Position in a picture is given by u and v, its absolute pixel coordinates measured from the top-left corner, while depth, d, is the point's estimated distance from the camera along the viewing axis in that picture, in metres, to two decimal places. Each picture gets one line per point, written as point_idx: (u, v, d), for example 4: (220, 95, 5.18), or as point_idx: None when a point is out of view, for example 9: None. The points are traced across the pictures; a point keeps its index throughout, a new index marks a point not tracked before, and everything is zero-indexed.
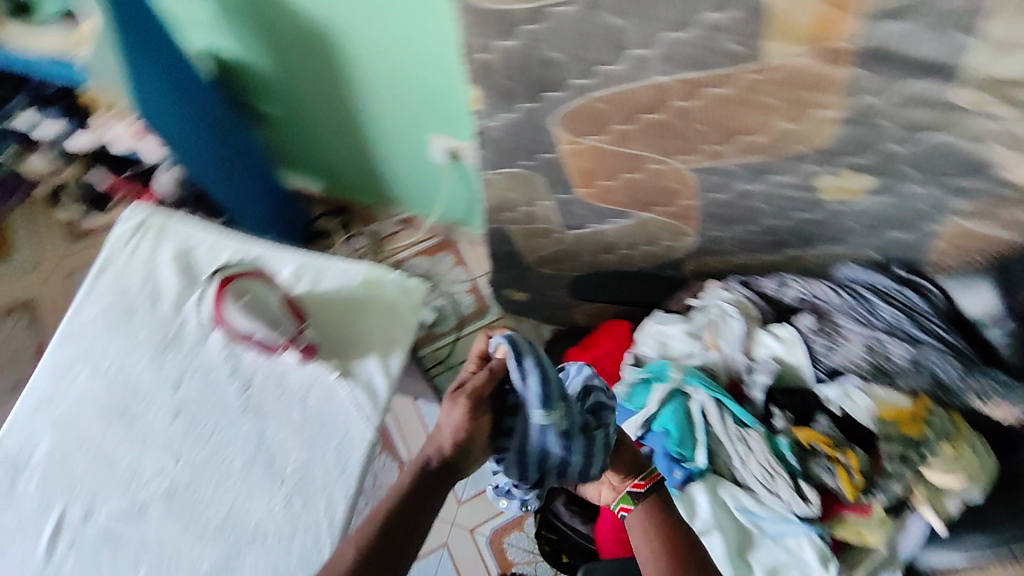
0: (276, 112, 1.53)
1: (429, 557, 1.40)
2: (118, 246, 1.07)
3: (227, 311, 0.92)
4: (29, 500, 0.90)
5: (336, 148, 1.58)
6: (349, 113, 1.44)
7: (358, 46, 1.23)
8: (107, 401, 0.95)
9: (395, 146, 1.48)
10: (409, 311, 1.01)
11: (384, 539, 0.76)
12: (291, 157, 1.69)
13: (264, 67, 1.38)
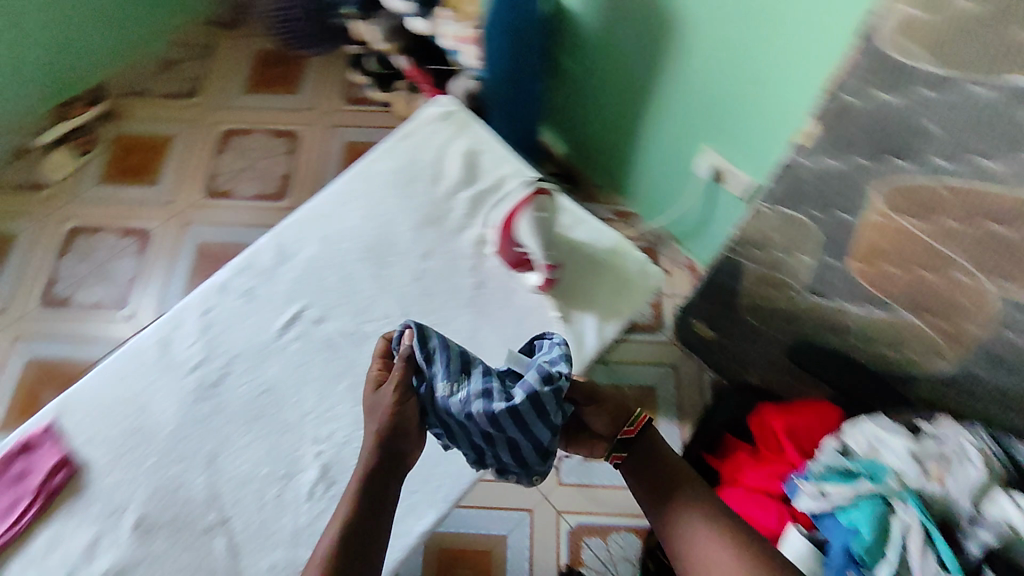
0: (568, 74, 1.57)
1: (511, 512, 1.46)
2: (425, 120, 1.18)
3: (521, 211, 1.01)
4: (282, 286, 1.04)
5: (601, 128, 1.60)
6: (639, 103, 1.44)
7: (696, 39, 1.21)
8: (369, 242, 1.07)
9: (663, 151, 1.48)
10: (640, 294, 1.01)
11: (364, 520, 0.74)
12: (554, 111, 1.72)
13: (589, 23, 1.40)
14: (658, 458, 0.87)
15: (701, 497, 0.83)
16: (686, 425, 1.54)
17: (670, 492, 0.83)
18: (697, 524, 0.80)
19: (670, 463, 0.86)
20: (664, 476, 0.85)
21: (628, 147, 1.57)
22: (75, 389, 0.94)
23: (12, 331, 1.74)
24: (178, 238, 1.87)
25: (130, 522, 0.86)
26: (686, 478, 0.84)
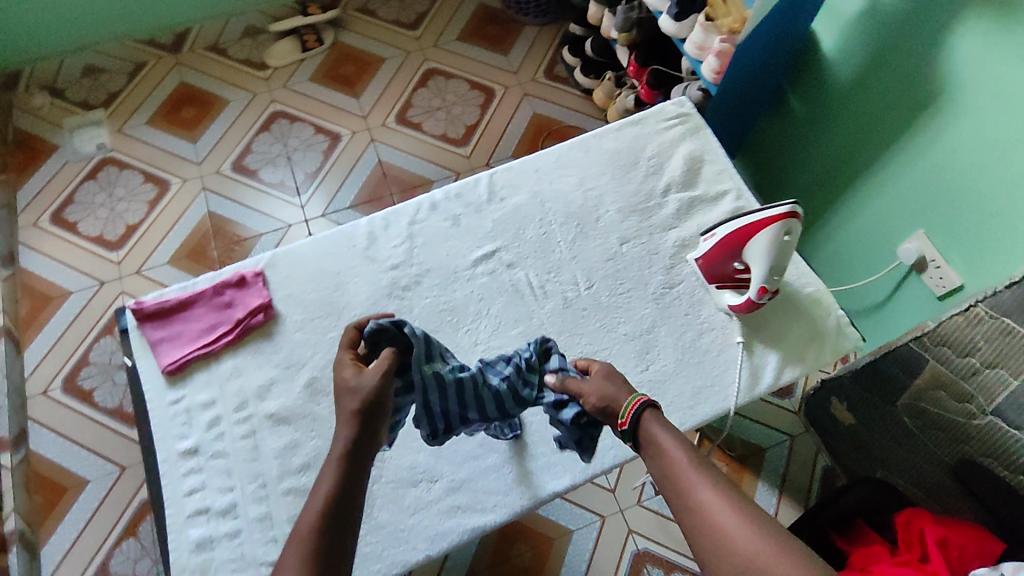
0: (791, 116, 1.49)
1: (581, 512, 1.38)
2: (660, 113, 1.16)
3: (764, 227, 0.91)
4: (485, 222, 1.07)
5: (801, 181, 1.51)
6: (857, 171, 1.35)
7: (962, 132, 1.12)
8: (572, 209, 1.08)
9: (861, 226, 1.37)
10: (829, 351, 0.98)
11: (335, 501, 0.68)
12: (752, 150, 1.65)
13: (838, 80, 1.33)
14: (669, 448, 0.70)
15: (722, 480, 0.66)
16: (784, 499, 1.45)
17: (686, 482, 0.67)
18: (722, 510, 0.63)
19: (678, 450, 0.69)
20: (676, 465, 0.68)
21: (820, 210, 1.48)
22: (290, 249, 1.03)
23: (201, 181, 1.88)
24: (362, 150, 1.94)
25: (305, 380, 0.93)
26: (698, 464, 0.67)
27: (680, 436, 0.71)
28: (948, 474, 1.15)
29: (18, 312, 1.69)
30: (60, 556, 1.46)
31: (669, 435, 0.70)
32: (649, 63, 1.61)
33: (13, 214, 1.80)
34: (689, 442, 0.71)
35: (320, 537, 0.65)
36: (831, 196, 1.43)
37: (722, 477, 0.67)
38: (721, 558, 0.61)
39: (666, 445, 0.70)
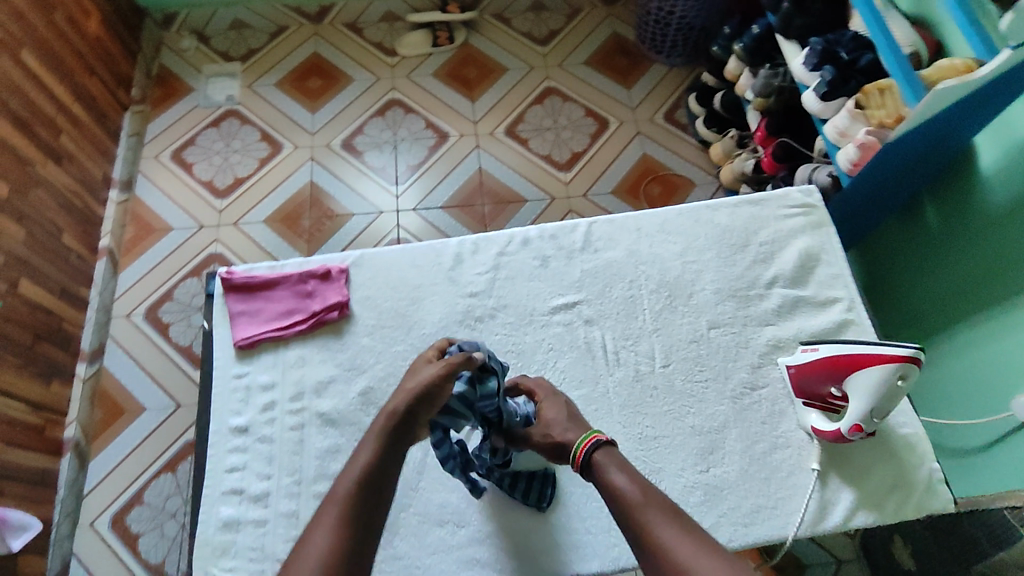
0: (921, 226, 1.35)
1: None
2: (783, 198, 1.10)
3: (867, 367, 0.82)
4: (574, 270, 1.03)
5: (917, 297, 1.36)
6: (982, 302, 1.20)
7: None
8: (666, 280, 1.03)
9: (971, 362, 1.21)
10: (912, 507, 0.89)
11: (374, 478, 0.68)
12: (871, 253, 1.52)
13: (989, 204, 1.19)
14: (621, 484, 0.70)
15: (675, 513, 0.66)
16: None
17: (639, 517, 0.66)
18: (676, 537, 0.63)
19: (631, 484, 0.70)
20: (630, 499, 0.68)
21: (929, 331, 1.33)
22: (376, 252, 1.03)
23: (311, 151, 1.94)
24: (465, 154, 1.95)
25: (361, 387, 0.93)
26: (648, 498, 0.68)
27: (631, 473, 0.72)
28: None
29: (123, 236, 1.80)
30: (104, 473, 1.54)
31: (621, 470, 0.72)
32: (779, 134, 1.53)
33: (139, 142, 1.91)
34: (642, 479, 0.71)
35: (355, 507, 0.65)
36: (948, 321, 1.28)
37: (676, 510, 0.67)
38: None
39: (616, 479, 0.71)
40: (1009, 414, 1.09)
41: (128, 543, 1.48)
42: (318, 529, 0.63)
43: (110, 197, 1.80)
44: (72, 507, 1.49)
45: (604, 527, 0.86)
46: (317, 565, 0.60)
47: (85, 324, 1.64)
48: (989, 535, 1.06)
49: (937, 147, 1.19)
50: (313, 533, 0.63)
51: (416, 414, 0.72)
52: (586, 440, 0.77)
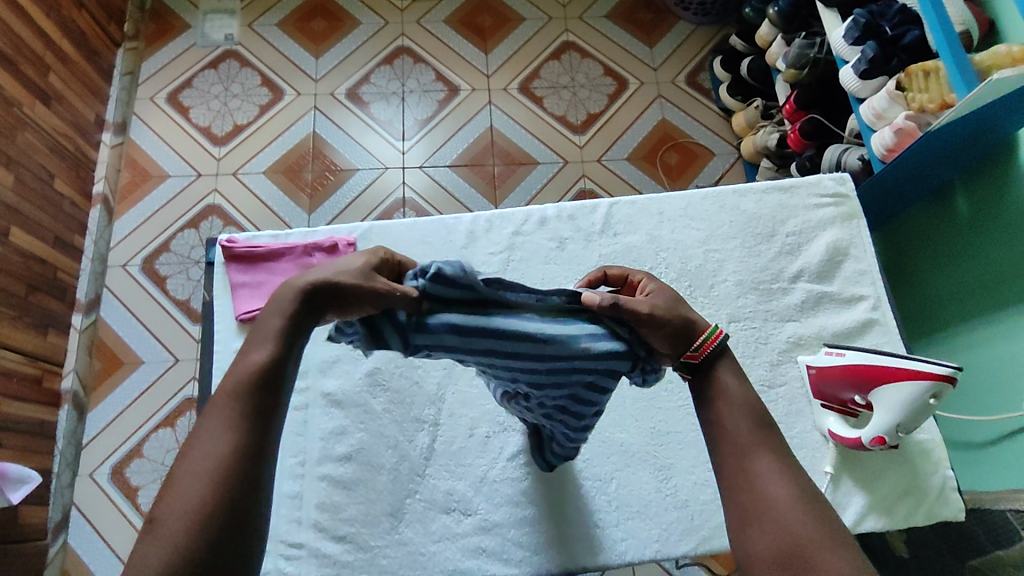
0: (949, 211, 1.26)
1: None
2: (815, 185, 1.04)
3: (900, 383, 0.78)
4: (591, 255, 0.99)
5: (936, 286, 1.29)
6: (1007, 299, 1.13)
7: None
8: (687, 269, 0.99)
9: (989, 358, 1.16)
10: (922, 513, 0.88)
11: (274, 370, 0.53)
12: (893, 242, 1.45)
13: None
14: (730, 393, 0.61)
15: (780, 446, 0.58)
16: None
17: (739, 434, 0.58)
18: (774, 473, 0.55)
19: (744, 395, 0.61)
20: (735, 414, 0.60)
21: (948, 321, 1.27)
22: (387, 225, 0.99)
23: (314, 99, 1.83)
24: (476, 110, 1.84)
25: (368, 368, 0.91)
26: (758, 421, 0.59)
27: (746, 387, 0.62)
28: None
29: (118, 181, 1.72)
30: (102, 425, 1.52)
31: (740, 380, 0.62)
32: (809, 109, 1.45)
33: (133, 82, 1.81)
34: (755, 397, 0.61)
35: (251, 405, 0.51)
36: (966, 313, 1.22)
37: (781, 443, 0.58)
38: (762, 521, 0.53)
39: (727, 386, 0.61)
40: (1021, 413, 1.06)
41: (127, 495, 1.47)
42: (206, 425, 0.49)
43: (104, 139, 1.71)
44: (71, 457, 1.48)
45: (613, 520, 0.86)
46: (203, 477, 0.47)
47: (80, 273, 1.59)
48: (992, 535, 1.06)
49: (975, 137, 1.11)
50: (203, 430, 0.49)
51: (325, 306, 0.55)
52: (712, 336, 0.61)
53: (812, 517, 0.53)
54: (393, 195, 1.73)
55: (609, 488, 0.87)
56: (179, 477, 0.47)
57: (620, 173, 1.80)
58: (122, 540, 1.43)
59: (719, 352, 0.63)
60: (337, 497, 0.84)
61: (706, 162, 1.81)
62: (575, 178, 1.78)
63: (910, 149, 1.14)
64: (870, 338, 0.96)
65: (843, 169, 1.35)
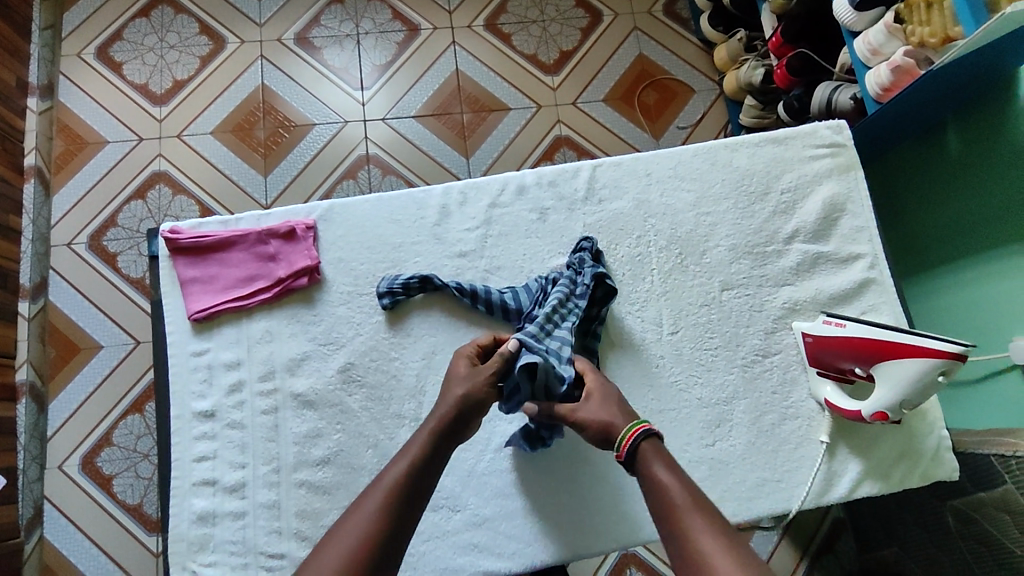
0: (938, 150, 1.13)
1: (613, 559, 1.21)
2: (811, 134, 0.97)
3: (916, 362, 0.76)
4: (575, 225, 0.93)
5: (922, 228, 1.18)
6: (995, 241, 1.03)
7: None
8: (675, 238, 0.93)
9: (972, 300, 1.07)
10: (917, 476, 0.87)
11: (415, 474, 0.65)
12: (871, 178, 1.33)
13: (1004, 150, 1.00)
14: (665, 481, 0.64)
15: (720, 525, 0.60)
16: (785, 538, 1.27)
17: (683, 521, 0.60)
18: (723, 561, 0.56)
19: (673, 481, 0.64)
20: (675, 501, 0.62)
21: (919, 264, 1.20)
22: (349, 202, 0.91)
23: (260, 47, 1.59)
24: (440, 52, 1.62)
25: (339, 365, 0.85)
26: (698, 509, 0.61)
27: (677, 470, 0.65)
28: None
29: (51, 152, 1.50)
30: (67, 415, 1.38)
31: (668, 467, 0.65)
32: (797, 44, 1.32)
33: (57, 37, 1.56)
34: (689, 480, 0.65)
35: (395, 502, 0.63)
36: (955, 256, 1.11)
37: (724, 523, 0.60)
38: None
39: (664, 475, 0.64)
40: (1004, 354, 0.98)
41: (101, 485, 1.35)
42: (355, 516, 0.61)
43: (30, 105, 1.48)
44: (37, 450, 1.35)
45: (606, 507, 0.83)
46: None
47: (22, 256, 1.40)
48: (974, 477, 0.94)
49: (957, 87, 1.03)
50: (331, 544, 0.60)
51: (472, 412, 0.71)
52: (631, 430, 0.68)
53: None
54: (355, 151, 1.55)
55: (602, 469, 0.84)
56: (324, 556, 0.58)
57: (599, 117, 1.62)
58: (103, 532, 1.33)
59: (645, 439, 0.68)
60: (318, 503, 0.81)
61: (685, 100, 1.64)
62: (549, 124, 1.60)
63: (889, 107, 1.07)
64: (868, 297, 0.92)
65: (834, 111, 1.23)
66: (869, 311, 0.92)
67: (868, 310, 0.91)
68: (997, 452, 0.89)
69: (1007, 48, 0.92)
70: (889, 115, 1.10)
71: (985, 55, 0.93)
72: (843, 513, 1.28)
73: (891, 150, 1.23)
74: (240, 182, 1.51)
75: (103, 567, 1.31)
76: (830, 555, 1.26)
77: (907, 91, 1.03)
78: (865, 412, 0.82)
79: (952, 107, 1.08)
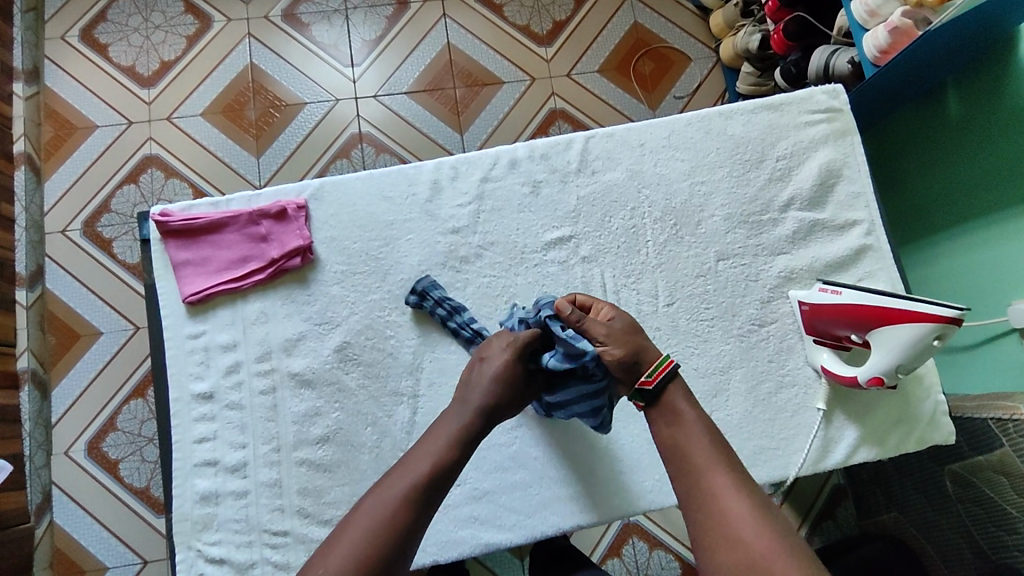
0: (939, 113, 1.11)
1: (616, 528, 1.23)
2: (806, 100, 0.95)
3: (913, 328, 0.76)
4: (569, 198, 0.92)
5: (922, 193, 1.16)
6: (992, 207, 1.02)
7: None
8: (669, 209, 0.92)
9: (970, 265, 1.07)
10: (913, 440, 0.87)
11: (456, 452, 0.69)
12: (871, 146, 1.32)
13: (1003, 112, 0.99)
14: (681, 420, 0.69)
15: (735, 468, 0.64)
16: (785, 506, 1.28)
17: (699, 461, 0.65)
18: (733, 500, 0.61)
19: (694, 419, 0.68)
20: (692, 440, 0.66)
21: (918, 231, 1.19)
22: (339, 180, 0.90)
23: (247, 25, 1.56)
24: (430, 25, 1.59)
25: (335, 343, 0.85)
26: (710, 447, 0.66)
27: (694, 407, 0.70)
28: (970, 550, 0.95)
29: (41, 138, 1.49)
30: (71, 401, 1.39)
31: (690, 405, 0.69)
32: (794, 7, 1.28)
33: (39, 20, 1.53)
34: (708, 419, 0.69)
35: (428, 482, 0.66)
36: (955, 221, 1.10)
37: (736, 462, 0.65)
38: (728, 551, 0.59)
39: (686, 413, 0.69)
40: (1003, 319, 0.98)
41: (108, 469, 1.37)
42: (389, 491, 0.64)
43: (16, 90, 1.46)
44: (42, 437, 1.36)
45: (604, 477, 0.84)
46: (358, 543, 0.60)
47: (16, 244, 1.39)
48: (972, 440, 0.94)
49: (952, 53, 1.01)
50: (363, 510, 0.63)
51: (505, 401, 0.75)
52: (660, 365, 0.71)
53: (774, 534, 0.58)
54: (347, 130, 1.53)
55: (603, 439, 0.85)
56: (355, 527, 0.62)
57: (594, 88, 1.59)
58: (112, 515, 1.35)
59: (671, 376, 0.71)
60: (318, 480, 0.82)
61: (683, 69, 1.61)
62: (544, 98, 1.58)
63: (883, 76, 1.06)
64: (864, 265, 0.91)
65: (832, 75, 1.21)
66: (865, 278, 0.91)
67: (864, 278, 0.91)
68: (995, 415, 0.89)
69: (1000, 10, 0.91)
70: (883, 83, 1.08)
71: (978, 18, 0.92)
72: (843, 480, 1.29)
73: (890, 115, 1.22)
74: (232, 164, 1.49)
75: (114, 549, 1.33)
76: (830, 521, 1.28)
77: (899, 60, 1.01)
78: (864, 376, 0.81)
79: (951, 71, 1.06)
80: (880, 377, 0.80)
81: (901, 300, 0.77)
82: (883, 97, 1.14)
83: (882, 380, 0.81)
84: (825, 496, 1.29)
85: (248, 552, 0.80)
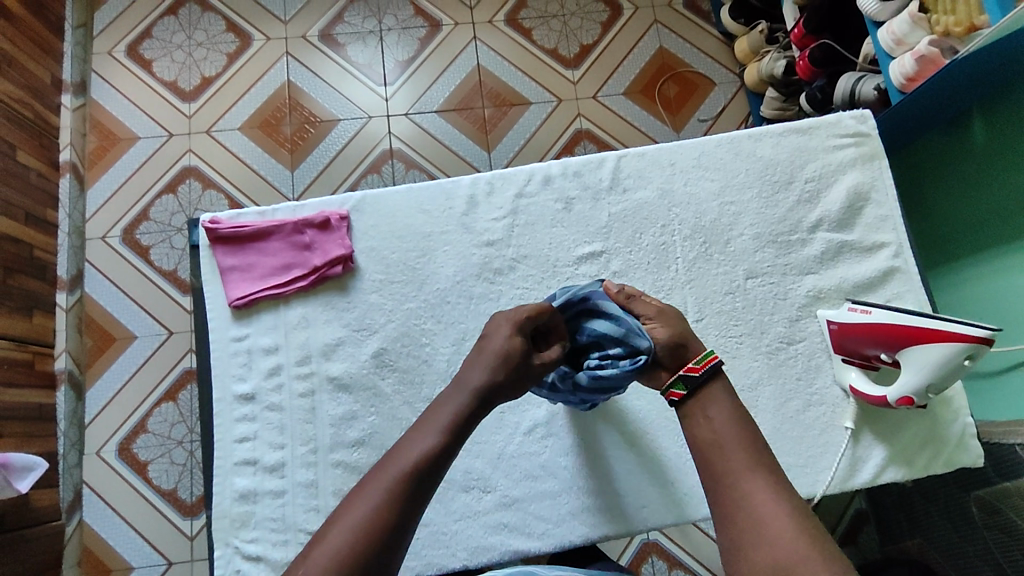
0: (964, 143, 1.12)
1: (635, 544, 1.24)
2: (834, 124, 0.97)
3: (942, 345, 0.78)
4: (601, 214, 0.95)
5: (945, 220, 1.17)
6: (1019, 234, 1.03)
7: None
8: (699, 227, 0.95)
9: (997, 293, 1.07)
10: (941, 462, 0.87)
11: (437, 451, 0.64)
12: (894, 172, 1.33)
13: None
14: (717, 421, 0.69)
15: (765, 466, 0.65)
16: None
17: (730, 462, 0.66)
18: (763, 498, 0.62)
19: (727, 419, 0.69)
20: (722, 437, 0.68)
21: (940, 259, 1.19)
22: (379, 193, 0.93)
23: (285, 44, 1.62)
24: (460, 47, 1.64)
25: (372, 349, 0.88)
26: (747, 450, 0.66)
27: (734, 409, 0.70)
28: None
29: (85, 147, 1.55)
30: (104, 402, 1.42)
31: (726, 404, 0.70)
32: (820, 34, 1.31)
33: (89, 35, 1.61)
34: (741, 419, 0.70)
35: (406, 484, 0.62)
36: (978, 249, 1.11)
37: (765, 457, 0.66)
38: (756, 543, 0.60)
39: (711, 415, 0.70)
40: None
41: (137, 471, 1.39)
42: (352, 511, 0.60)
43: (64, 102, 1.52)
44: (76, 436, 1.39)
45: (632, 489, 0.85)
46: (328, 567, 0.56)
47: (57, 249, 1.44)
48: (998, 465, 0.94)
49: (974, 83, 1.03)
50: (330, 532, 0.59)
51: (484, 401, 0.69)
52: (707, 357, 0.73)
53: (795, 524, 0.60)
54: (379, 145, 1.57)
55: (628, 452, 0.86)
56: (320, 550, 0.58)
57: (619, 110, 1.62)
58: (140, 516, 1.37)
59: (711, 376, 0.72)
60: (354, 483, 0.84)
61: (707, 93, 1.64)
62: (570, 117, 1.61)
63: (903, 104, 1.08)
64: (892, 286, 0.93)
65: (857, 101, 1.23)
66: (892, 300, 0.92)
67: (892, 299, 0.92)
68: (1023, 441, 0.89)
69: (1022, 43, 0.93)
70: (905, 110, 1.10)
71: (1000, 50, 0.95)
72: (865, 505, 1.29)
73: (914, 141, 1.22)
74: (266, 176, 1.54)
75: (142, 550, 1.35)
76: (852, 546, 1.27)
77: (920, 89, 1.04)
78: (898, 396, 0.83)
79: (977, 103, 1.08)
80: (911, 397, 0.82)
81: (934, 322, 0.79)
82: (905, 124, 1.16)
83: (913, 399, 0.82)
84: (846, 520, 1.28)
85: (284, 551, 0.82)
